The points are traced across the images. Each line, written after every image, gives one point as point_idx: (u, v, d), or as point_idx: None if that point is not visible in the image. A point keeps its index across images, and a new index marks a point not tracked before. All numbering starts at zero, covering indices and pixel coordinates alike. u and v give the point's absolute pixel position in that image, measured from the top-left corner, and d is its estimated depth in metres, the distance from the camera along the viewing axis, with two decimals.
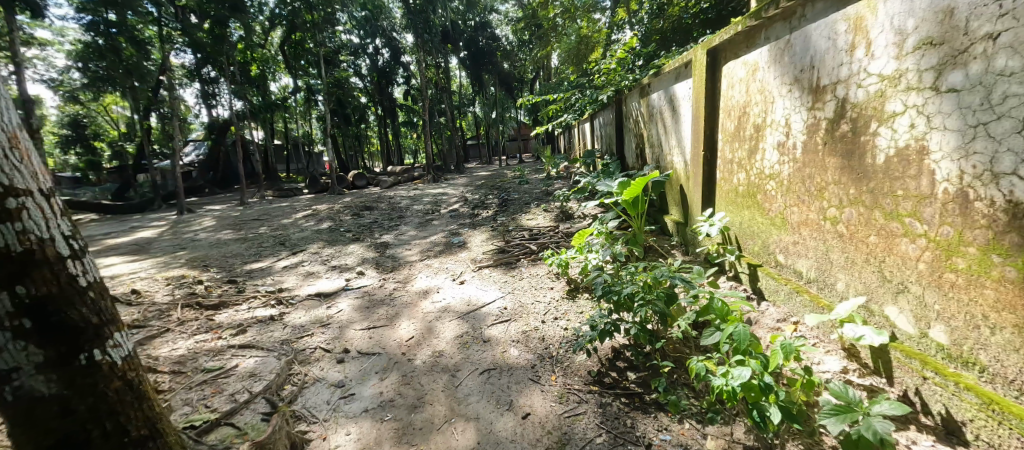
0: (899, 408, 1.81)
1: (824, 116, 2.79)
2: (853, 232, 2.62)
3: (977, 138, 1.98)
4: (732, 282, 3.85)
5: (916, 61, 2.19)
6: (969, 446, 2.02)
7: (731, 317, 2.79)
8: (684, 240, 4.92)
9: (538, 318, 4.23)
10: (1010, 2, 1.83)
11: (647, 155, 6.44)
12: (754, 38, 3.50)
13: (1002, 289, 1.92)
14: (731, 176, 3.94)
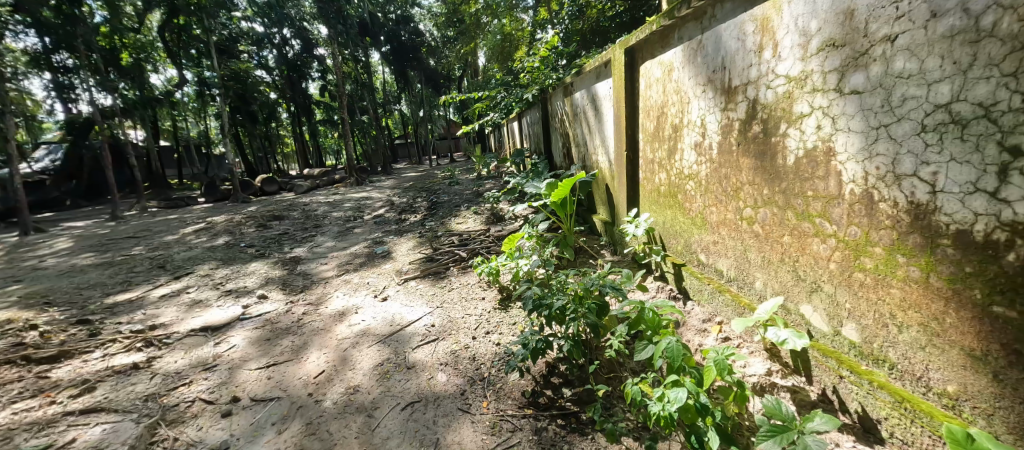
0: (832, 425, 1.84)
1: (738, 117, 2.78)
2: (768, 232, 2.62)
3: (879, 140, 1.98)
4: (660, 282, 3.82)
5: (822, 62, 2.19)
6: (885, 443, 2.03)
7: (662, 328, 2.70)
8: (611, 240, 4.87)
9: (469, 333, 3.96)
10: (905, 4, 1.83)
11: (574, 153, 6.38)
12: (668, 38, 3.46)
13: (908, 288, 1.93)
14: (653, 176, 3.92)
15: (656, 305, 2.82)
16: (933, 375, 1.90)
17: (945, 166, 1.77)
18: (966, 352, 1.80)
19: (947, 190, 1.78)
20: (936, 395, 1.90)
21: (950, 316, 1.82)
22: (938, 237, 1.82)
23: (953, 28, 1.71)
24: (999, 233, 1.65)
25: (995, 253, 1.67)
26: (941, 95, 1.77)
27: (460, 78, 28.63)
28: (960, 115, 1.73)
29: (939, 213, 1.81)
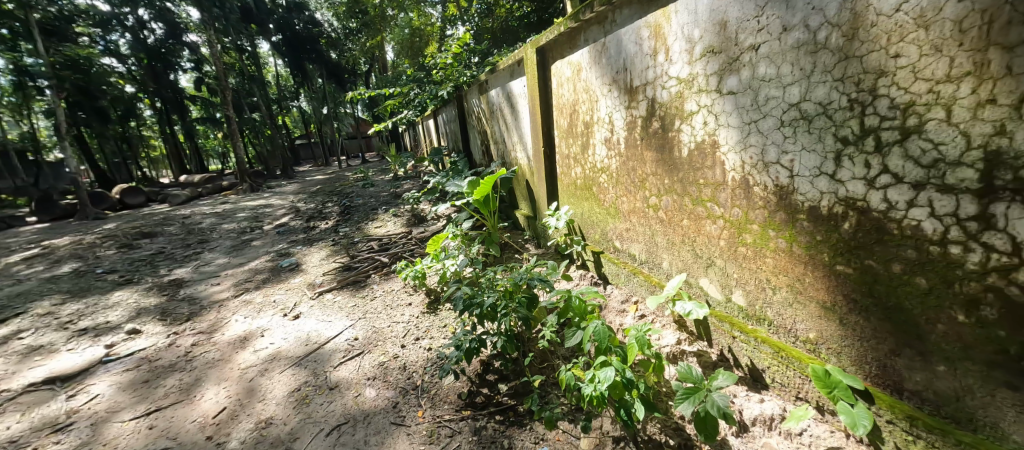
0: (732, 380, 2.15)
1: (640, 114, 3.08)
2: (671, 217, 2.96)
3: (751, 133, 2.31)
4: (582, 270, 4.11)
5: (704, 66, 2.51)
6: (770, 388, 2.40)
7: (588, 313, 2.91)
8: (535, 234, 5.09)
9: (396, 343, 3.91)
10: (764, 18, 2.15)
11: (493, 151, 6.53)
12: (576, 39, 3.69)
13: (778, 256, 2.27)
14: (569, 170, 4.17)
15: (580, 292, 3.04)
16: (799, 326, 2.24)
17: (799, 155, 2.09)
18: (821, 305, 2.12)
19: (801, 174, 2.10)
20: (801, 342, 2.24)
21: (808, 277, 2.15)
22: (796, 213, 2.15)
23: (798, 40, 2.02)
24: (837, 208, 1.97)
25: (836, 223, 1.98)
26: (791, 96, 2.09)
27: (366, 75, 27.46)
28: (807, 113, 2.04)
29: (796, 194, 2.13)
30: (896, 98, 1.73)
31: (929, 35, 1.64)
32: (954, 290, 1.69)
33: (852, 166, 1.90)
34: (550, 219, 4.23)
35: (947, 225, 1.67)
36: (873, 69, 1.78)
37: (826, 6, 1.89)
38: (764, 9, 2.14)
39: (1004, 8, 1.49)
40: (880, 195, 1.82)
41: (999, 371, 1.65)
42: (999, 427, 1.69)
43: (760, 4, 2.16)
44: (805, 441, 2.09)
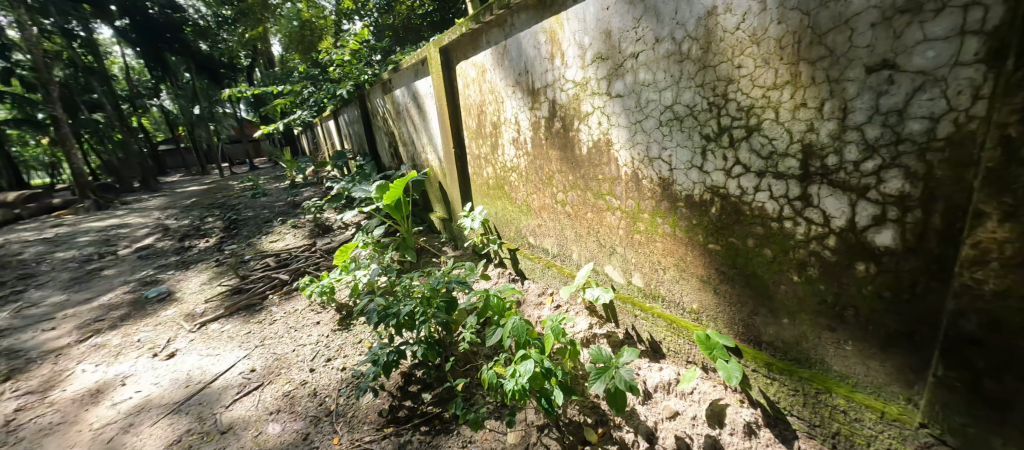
0: (636, 355, 2.39)
1: (543, 115, 3.27)
2: (577, 211, 3.19)
3: (637, 132, 2.56)
4: (500, 268, 4.26)
5: (595, 71, 2.74)
6: (668, 357, 2.69)
7: (506, 310, 3.04)
8: (452, 236, 5.10)
9: (303, 368, 3.65)
10: (640, 29, 2.38)
11: (402, 154, 6.42)
12: (479, 42, 3.78)
13: (665, 240, 2.53)
14: (481, 170, 4.28)
15: (499, 290, 3.15)
16: (685, 300, 2.52)
17: (675, 151, 2.35)
18: (701, 279, 2.40)
19: (677, 168, 2.37)
20: (688, 313, 2.53)
21: (689, 256, 2.43)
22: (676, 202, 2.41)
23: (667, 50, 2.26)
24: (705, 196, 2.25)
25: (705, 209, 2.26)
26: (666, 99, 2.33)
27: (249, 67, 23.55)
28: (679, 114, 2.29)
29: (676, 185, 2.40)
30: (741, 102, 2.00)
31: (760, 48, 1.90)
32: (790, 255, 1.97)
33: (715, 161, 2.17)
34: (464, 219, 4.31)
35: (783, 207, 1.94)
36: (724, 77, 2.05)
37: (687, 21, 2.14)
38: (640, 21, 2.37)
39: (807, 30, 1.75)
40: (736, 185, 2.10)
41: (822, 318, 1.93)
42: (825, 363, 1.97)
43: (635, 18, 2.39)
44: (694, 400, 2.36)
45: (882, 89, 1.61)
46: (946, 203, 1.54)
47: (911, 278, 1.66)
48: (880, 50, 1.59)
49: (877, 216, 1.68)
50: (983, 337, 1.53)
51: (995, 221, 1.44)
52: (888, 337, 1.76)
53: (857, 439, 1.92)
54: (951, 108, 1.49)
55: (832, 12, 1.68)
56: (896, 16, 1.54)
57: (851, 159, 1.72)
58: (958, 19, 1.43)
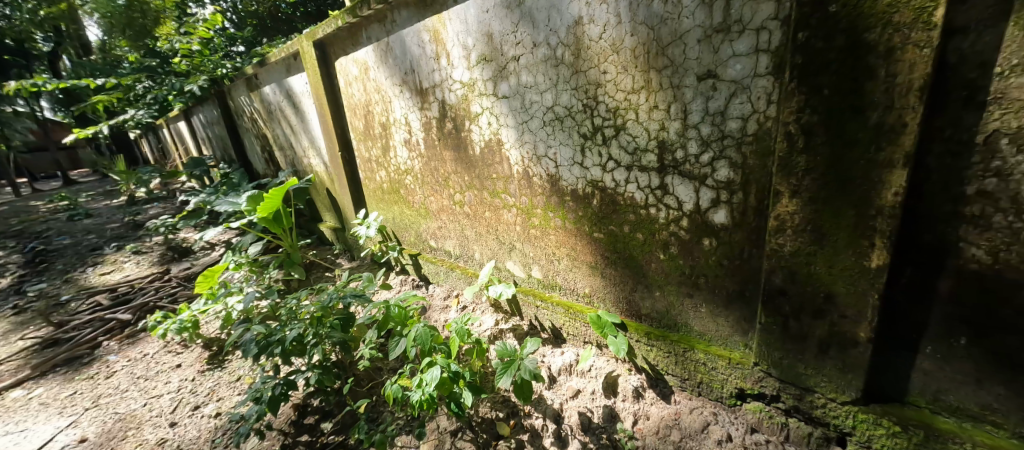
0: (540, 343, 1.85)
1: (434, 115, 2.59)
2: (475, 211, 2.51)
3: (525, 132, 2.02)
4: (405, 275, 3.54)
5: (480, 72, 2.14)
6: (569, 343, 2.09)
7: (411, 319, 2.41)
8: (345, 246, 4.51)
9: (160, 422, 2.31)
10: (520, 33, 1.89)
11: (278, 160, 5.32)
12: (358, 37, 2.99)
13: (559, 232, 2.01)
14: (373, 175, 3.53)
15: (400, 299, 2.53)
16: (579, 284, 2.01)
17: (560, 149, 1.88)
18: (593, 267, 1.93)
19: (565, 167, 1.89)
20: (582, 297, 2.03)
21: (581, 240, 1.93)
22: (564, 197, 1.94)
23: (545, 54, 1.81)
24: (587, 191, 1.84)
25: (587, 201, 1.85)
26: (546, 100, 1.87)
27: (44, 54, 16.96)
28: (563, 115, 1.83)
29: (562, 181, 1.93)
30: (608, 103, 1.67)
31: (618, 56, 1.60)
32: (654, 235, 1.67)
33: (592, 158, 1.78)
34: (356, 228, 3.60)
35: (647, 196, 1.65)
36: (594, 83, 1.69)
37: (559, 26, 1.74)
38: (519, 21, 1.88)
39: (651, 42, 1.51)
40: (611, 178, 1.73)
41: (680, 283, 1.64)
42: (683, 318, 1.66)
43: (514, 18, 1.89)
44: (591, 376, 1.86)
45: (711, 97, 1.43)
46: (760, 202, 1.39)
47: (737, 248, 1.47)
48: (706, 60, 1.41)
49: (716, 199, 1.48)
50: (783, 283, 1.28)
51: (783, 200, 1.22)
52: (728, 291, 1.53)
53: (712, 385, 1.59)
54: (758, 110, 1.34)
55: (669, 25, 1.46)
56: (713, 33, 1.37)
57: (692, 154, 1.51)
58: (759, 38, 1.30)
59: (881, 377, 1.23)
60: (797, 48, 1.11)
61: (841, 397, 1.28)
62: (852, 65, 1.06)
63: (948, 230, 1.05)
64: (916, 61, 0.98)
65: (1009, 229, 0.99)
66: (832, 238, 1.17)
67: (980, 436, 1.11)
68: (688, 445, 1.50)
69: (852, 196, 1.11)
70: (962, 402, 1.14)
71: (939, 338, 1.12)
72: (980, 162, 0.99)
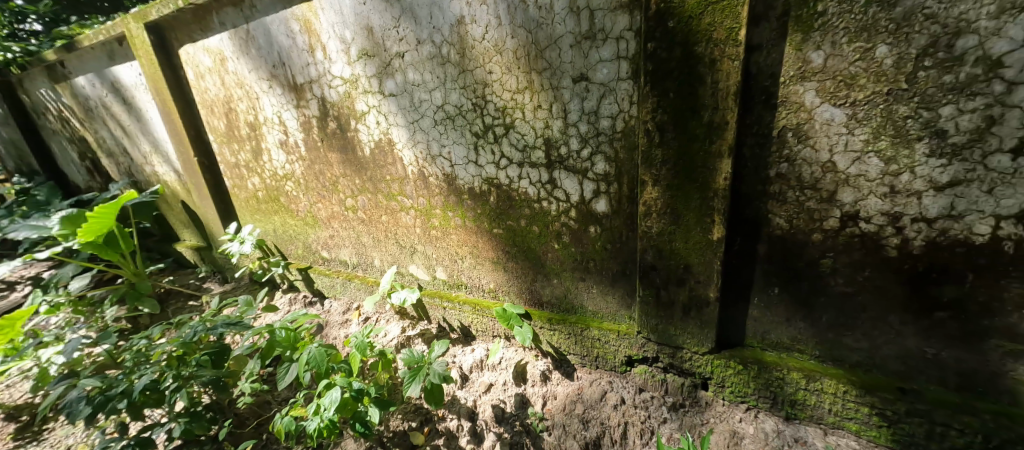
0: (447, 342, 1.71)
1: (314, 114, 1.93)
2: (371, 216, 2.04)
3: (416, 132, 1.73)
4: (291, 293, 2.51)
5: (364, 68, 1.72)
6: (478, 338, 1.97)
7: (304, 342, 1.82)
8: (218, 267, 2.77)
9: None
10: (403, 28, 1.57)
11: (104, 170, 3.20)
12: (206, 20, 1.99)
13: (459, 232, 1.84)
14: (244, 182, 2.37)
15: (289, 319, 1.92)
16: (483, 280, 1.90)
17: (453, 149, 1.67)
18: (496, 263, 1.82)
19: (459, 165, 1.70)
20: (487, 292, 1.91)
21: (481, 238, 1.80)
22: (461, 195, 1.76)
23: (431, 52, 1.56)
24: (483, 189, 1.69)
25: (484, 200, 1.71)
26: (436, 98, 1.63)
27: None
28: (455, 114, 1.62)
29: (458, 180, 1.73)
30: (496, 102, 1.52)
31: (501, 57, 1.45)
32: (547, 227, 1.63)
33: (485, 157, 1.63)
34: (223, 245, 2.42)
35: (538, 191, 1.58)
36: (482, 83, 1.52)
37: (442, 24, 1.50)
38: (401, 16, 1.56)
39: (529, 44, 1.39)
40: (505, 175, 1.62)
41: (573, 268, 1.66)
42: (578, 299, 1.71)
43: (394, 11, 1.56)
44: (501, 368, 1.80)
45: (586, 99, 1.38)
46: (632, 192, 1.42)
47: (616, 232, 1.51)
48: (578, 64, 1.34)
49: (597, 189, 1.47)
50: (653, 260, 1.43)
51: (647, 187, 1.34)
52: (613, 270, 1.58)
53: (607, 357, 1.69)
54: (624, 110, 1.33)
55: (544, 28, 1.35)
56: (582, 39, 1.31)
57: (573, 150, 1.46)
58: (620, 46, 1.28)
59: (725, 326, 1.47)
60: (648, 57, 1.21)
61: (701, 349, 1.49)
62: (687, 74, 1.18)
63: (759, 207, 1.29)
64: (729, 71, 1.14)
65: (797, 205, 1.24)
66: (684, 218, 1.33)
67: (793, 362, 1.40)
68: (590, 416, 1.56)
69: (695, 181, 1.27)
70: (780, 338, 1.41)
71: (758, 290, 1.38)
72: (775, 153, 1.22)
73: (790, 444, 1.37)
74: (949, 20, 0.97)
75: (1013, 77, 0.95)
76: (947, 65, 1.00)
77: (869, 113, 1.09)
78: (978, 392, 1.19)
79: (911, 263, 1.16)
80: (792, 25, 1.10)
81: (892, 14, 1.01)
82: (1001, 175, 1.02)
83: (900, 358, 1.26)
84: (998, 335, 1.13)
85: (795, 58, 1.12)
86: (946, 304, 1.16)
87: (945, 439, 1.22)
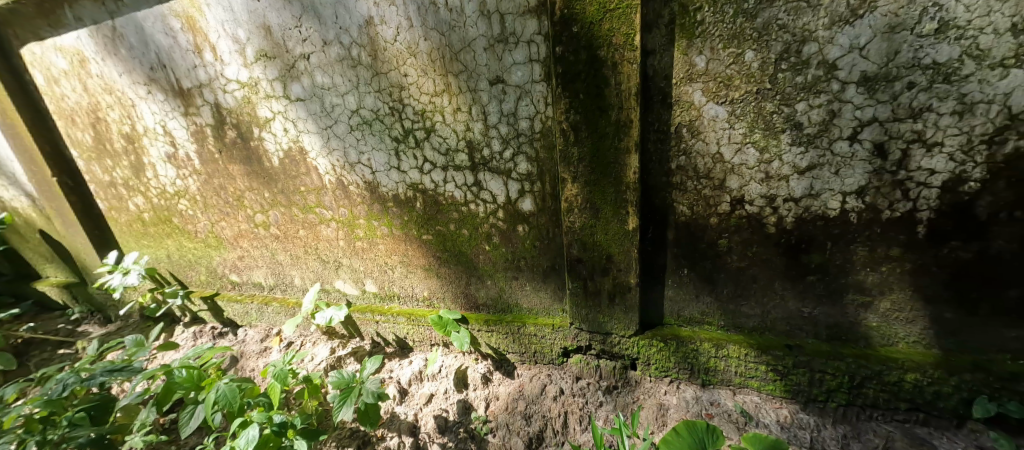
0: (381, 358, 1.63)
1: (207, 122, 1.75)
2: (288, 230, 1.89)
3: (330, 139, 1.65)
4: (195, 326, 2.24)
5: (264, 71, 1.59)
6: (415, 349, 1.93)
7: (211, 379, 1.61)
8: (95, 306, 2.39)
9: None
10: (306, 28, 1.48)
11: None
12: (55, 15, 1.69)
13: (386, 241, 1.79)
14: (124, 202, 2.08)
15: (191, 357, 1.70)
16: (416, 288, 1.86)
17: (373, 155, 1.62)
18: (428, 269, 1.80)
19: (380, 170, 1.65)
20: (421, 301, 1.88)
21: (410, 246, 1.77)
22: (385, 203, 1.71)
23: (339, 54, 1.49)
24: (408, 195, 1.67)
25: (410, 206, 1.68)
26: (349, 103, 1.56)
27: None
28: (372, 118, 1.57)
29: (381, 187, 1.68)
30: (414, 106, 1.51)
31: (416, 60, 1.44)
32: (476, 229, 1.65)
33: (408, 162, 1.61)
34: (103, 279, 2.10)
35: (465, 194, 1.60)
36: (399, 86, 1.49)
37: (349, 24, 1.44)
38: (302, 15, 1.46)
39: (443, 48, 1.40)
40: (430, 179, 1.61)
41: (505, 268, 1.69)
42: (512, 298, 1.75)
43: (294, 9, 1.46)
44: (441, 377, 1.78)
45: (503, 101, 1.42)
46: (555, 190, 1.49)
47: (543, 229, 1.57)
48: (494, 66, 1.38)
49: (522, 189, 1.53)
50: (579, 253, 1.52)
51: (567, 184, 1.42)
52: (543, 266, 1.64)
53: (544, 351, 1.74)
54: (541, 111, 1.40)
55: (457, 31, 1.37)
56: (495, 43, 1.35)
57: (496, 152, 1.50)
58: (531, 50, 1.34)
59: (647, 308, 1.61)
60: (557, 60, 1.28)
61: (627, 332, 1.60)
62: (594, 76, 1.27)
63: (665, 197, 1.43)
64: (629, 73, 1.25)
65: (695, 193, 1.40)
66: (602, 211, 1.43)
67: (704, 334, 1.56)
68: (532, 411, 1.61)
69: (609, 176, 1.38)
70: (692, 313, 1.57)
71: (671, 272, 1.53)
72: (674, 147, 1.36)
73: (707, 407, 1.54)
74: (796, 30, 1.17)
75: (844, 77, 1.17)
76: (798, 68, 1.20)
77: (744, 110, 1.27)
78: (842, 339, 1.44)
79: (787, 237, 1.36)
80: (678, 33, 1.25)
81: (754, 24, 1.19)
82: (844, 158, 1.24)
83: (785, 319, 1.47)
84: (853, 291, 1.37)
85: (682, 62, 1.27)
86: (815, 269, 1.38)
87: (823, 383, 1.45)
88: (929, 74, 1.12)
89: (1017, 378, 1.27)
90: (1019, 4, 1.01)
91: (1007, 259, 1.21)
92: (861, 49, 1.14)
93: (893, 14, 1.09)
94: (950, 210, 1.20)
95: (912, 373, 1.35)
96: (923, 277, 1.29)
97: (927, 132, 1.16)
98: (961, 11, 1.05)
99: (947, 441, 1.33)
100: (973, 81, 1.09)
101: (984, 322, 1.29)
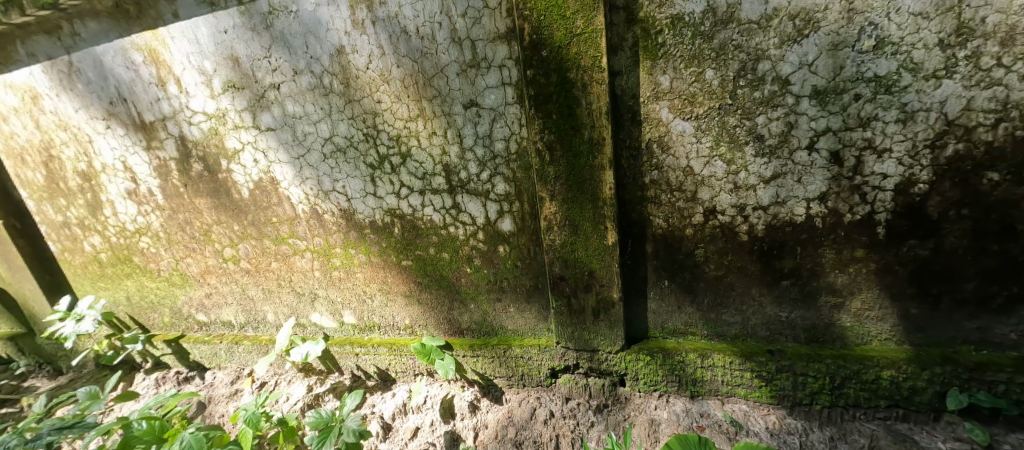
0: (360, 394, 1.57)
1: (171, 156, 1.69)
2: (261, 263, 1.82)
3: (303, 167, 1.61)
4: (157, 372, 2.09)
5: (231, 102, 1.56)
6: (398, 381, 1.86)
7: (173, 430, 1.50)
8: (43, 357, 2.19)
9: None
10: (276, 59, 1.47)
11: None
12: (7, 51, 1.63)
13: (364, 269, 1.74)
14: (78, 243, 1.95)
15: (152, 407, 1.60)
16: (397, 316, 1.81)
17: (349, 182, 1.60)
18: (409, 295, 1.76)
19: (356, 197, 1.62)
20: (403, 329, 1.83)
21: (390, 272, 1.73)
22: (362, 229, 1.67)
23: (311, 83, 1.48)
24: (386, 221, 1.64)
25: (388, 232, 1.65)
26: (322, 131, 1.55)
27: None
28: (346, 145, 1.55)
29: (358, 214, 1.65)
30: (389, 132, 1.51)
31: (388, 87, 1.45)
32: (457, 252, 1.63)
33: (384, 188, 1.59)
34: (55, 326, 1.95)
35: (444, 217, 1.58)
36: (373, 113, 1.49)
37: (320, 53, 1.44)
38: (271, 45, 1.45)
39: (416, 74, 1.42)
40: (407, 204, 1.59)
41: (488, 290, 1.67)
42: (496, 321, 1.72)
43: (263, 40, 1.45)
44: (426, 408, 1.71)
45: (478, 124, 1.44)
46: (533, 208, 1.50)
47: (524, 249, 1.57)
48: (467, 91, 1.41)
49: (501, 209, 1.53)
50: (561, 271, 1.52)
51: (546, 202, 1.44)
52: (526, 286, 1.63)
53: (531, 373, 1.71)
54: (515, 132, 1.42)
55: (429, 58, 1.39)
56: (467, 68, 1.38)
57: (473, 174, 1.51)
58: (503, 74, 1.37)
59: (631, 322, 1.61)
60: (528, 83, 1.31)
61: (614, 348, 1.60)
62: (565, 98, 1.31)
63: (640, 211, 1.46)
64: (599, 93, 1.29)
65: (670, 205, 1.43)
66: (581, 228, 1.45)
67: (689, 344, 1.57)
68: (523, 437, 1.56)
69: (587, 193, 1.40)
70: (677, 324, 1.58)
71: (652, 285, 1.55)
72: (646, 162, 1.40)
73: (697, 419, 1.53)
74: (751, 50, 1.24)
75: (798, 92, 1.25)
76: (755, 84, 1.27)
77: (709, 124, 1.33)
78: (820, 341, 1.47)
79: (759, 244, 1.41)
80: (642, 54, 1.30)
81: (711, 45, 1.26)
82: (804, 167, 1.31)
83: (765, 324, 1.51)
84: (825, 292, 1.42)
85: (647, 81, 1.33)
86: (788, 273, 1.42)
87: (806, 386, 1.47)
88: (872, 86, 1.21)
89: (982, 368, 1.32)
90: (944, 21, 1.12)
91: (960, 254, 1.28)
92: (810, 65, 1.22)
93: (835, 33, 1.18)
94: (904, 211, 1.28)
95: (887, 370, 1.39)
96: (887, 276, 1.35)
97: (876, 139, 1.24)
98: (894, 29, 1.15)
99: (927, 435, 1.37)
100: (912, 91, 1.18)
101: (947, 316, 1.35)
